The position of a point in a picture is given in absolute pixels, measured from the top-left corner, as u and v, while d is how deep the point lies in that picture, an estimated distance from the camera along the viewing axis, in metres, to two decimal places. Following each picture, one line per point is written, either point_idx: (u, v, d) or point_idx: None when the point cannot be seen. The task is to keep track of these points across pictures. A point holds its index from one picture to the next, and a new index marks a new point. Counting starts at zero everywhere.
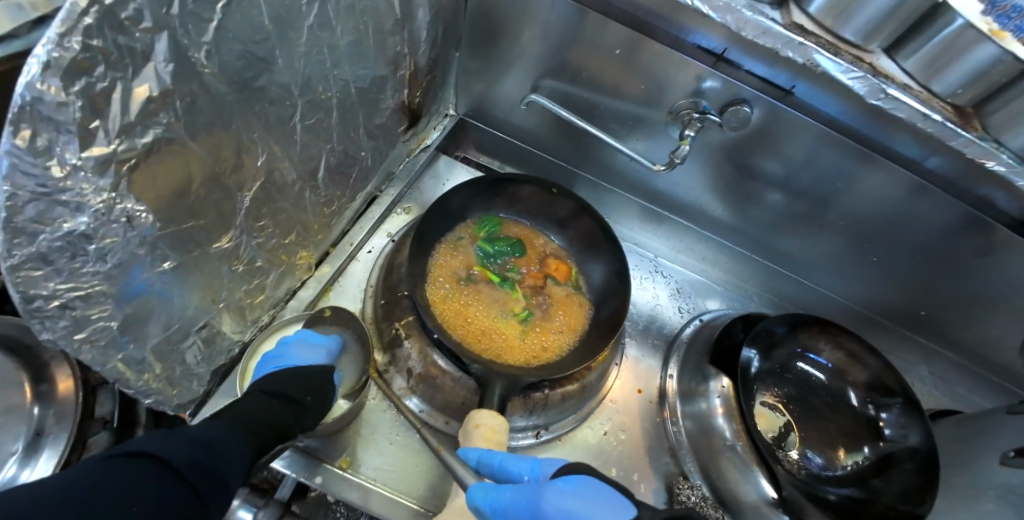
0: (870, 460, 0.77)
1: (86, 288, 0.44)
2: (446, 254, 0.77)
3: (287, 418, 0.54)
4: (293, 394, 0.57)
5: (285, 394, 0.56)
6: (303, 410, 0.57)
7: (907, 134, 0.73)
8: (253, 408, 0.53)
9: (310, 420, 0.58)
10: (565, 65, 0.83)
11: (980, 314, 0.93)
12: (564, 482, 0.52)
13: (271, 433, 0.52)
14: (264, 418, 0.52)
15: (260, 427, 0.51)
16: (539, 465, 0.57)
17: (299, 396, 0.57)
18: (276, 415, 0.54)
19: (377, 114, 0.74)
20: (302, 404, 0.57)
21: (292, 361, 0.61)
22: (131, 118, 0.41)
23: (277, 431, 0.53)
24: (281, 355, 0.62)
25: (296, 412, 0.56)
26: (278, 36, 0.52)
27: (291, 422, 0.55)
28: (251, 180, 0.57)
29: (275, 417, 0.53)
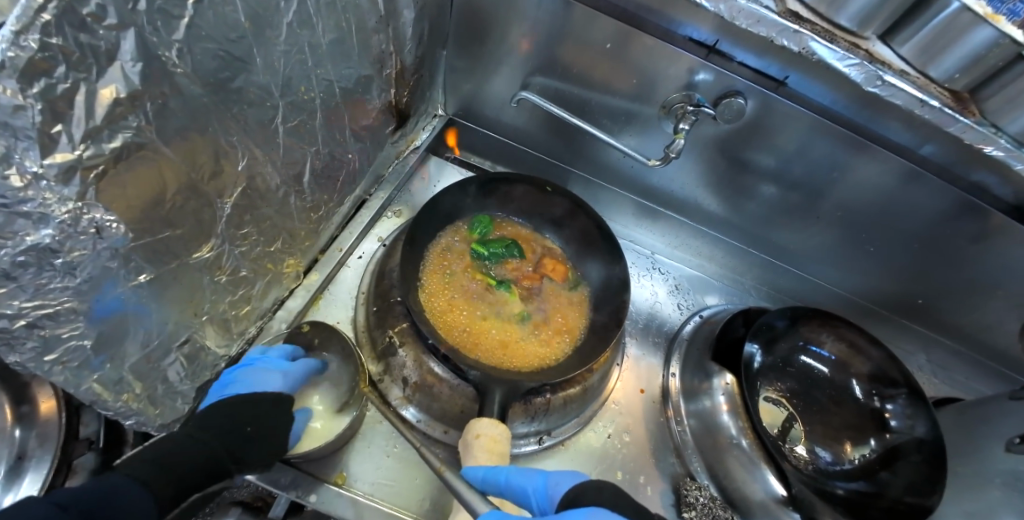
0: (877, 452, 0.76)
1: (54, 305, 0.41)
2: (439, 257, 0.74)
3: (216, 451, 0.50)
4: (232, 426, 0.53)
5: (224, 426, 0.53)
6: (243, 442, 0.52)
7: (902, 120, 0.73)
8: (179, 443, 0.49)
9: (254, 455, 0.52)
10: (556, 61, 0.81)
11: (977, 300, 0.92)
12: (575, 515, 0.49)
13: (192, 475, 0.47)
14: (192, 457, 0.48)
15: (177, 467, 0.46)
16: (547, 485, 0.55)
17: (239, 426, 0.53)
18: (204, 451, 0.49)
19: (363, 115, 0.71)
20: (243, 435, 0.53)
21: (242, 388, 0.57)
22: (96, 122, 0.38)
23: (201, 472, 0.48)
24: (237, 380, 0.59)
25: (232, 445, 0.51)
26: (256, 34, 0.49)
27: (224, 457, 0.50)
28: (232, 187, 0.54)
29: (199, 452, 0.49)
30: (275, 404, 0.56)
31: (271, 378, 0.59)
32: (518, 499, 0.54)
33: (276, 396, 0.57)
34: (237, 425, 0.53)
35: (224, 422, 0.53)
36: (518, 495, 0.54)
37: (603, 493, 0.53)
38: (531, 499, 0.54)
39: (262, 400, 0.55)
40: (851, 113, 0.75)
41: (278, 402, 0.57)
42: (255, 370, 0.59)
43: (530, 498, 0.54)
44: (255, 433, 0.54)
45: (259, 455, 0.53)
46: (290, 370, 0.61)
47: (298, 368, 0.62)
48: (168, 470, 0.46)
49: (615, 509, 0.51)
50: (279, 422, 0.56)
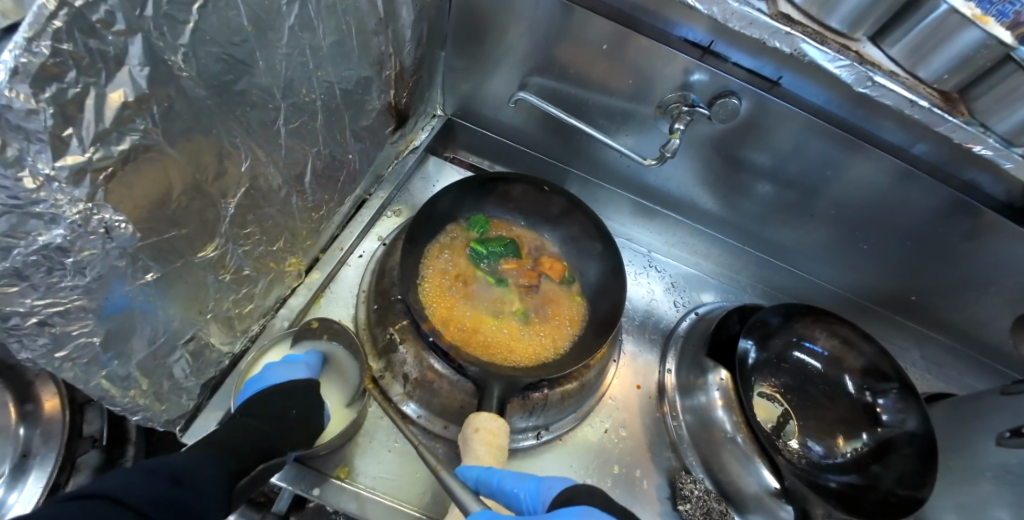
0: (869, 446, 0.78)
1: (65, 303, 0.42)
2: (438, 257, 0.75)
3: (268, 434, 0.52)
4: (276, 412, 0.55)
5: (267, 413, 0.55)
6: (288, 425, 0.55)
7: (892, 119, 0.74)
8: (233, 432, 0.50)
9: (296, 436, 0.55)
10: (553, 62, 0.82)
11: (969, 297, 0.94)
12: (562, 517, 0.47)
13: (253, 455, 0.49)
14: (249, 441, 0.50)
15: (239, 449, 0.48)
16: (538, 489, 0.54)
17: (281, 411, 0.55)
18: (258, 434, 0.51)
19: (363, 116, 0.72)
20: (287, 419, 0.55)
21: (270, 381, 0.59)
22: (105, 125, 0.40)
23: (260, 451, 0.50)
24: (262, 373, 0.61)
25: (278, 427, 0.54)
26: (258, 38, 0.50)
27: (275, 437, 0.53)
28: (235, 187, 0.55)
29: (254, 436, 0.51)
30: (308, 390, 0.59)
31: (296, 369, 0.62)
32: (510, 504, 0.53)
33: (305, 383, 0.60)
34: (279, 411, 0.55)
35: (265, 410, 0.55)
36: (509, 500, 0.53)
37: (584, 491, 0.51)
38: (525, 504, 0.53)
39: (294, 386, 0.58)
40: (843, 113, 0.77)
41: (308, 387, 0.59)
42: (277, 365, 0.62)
43: (524, 504, 0.53)
44: (296, 416, 0.57)
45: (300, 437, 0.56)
46: (308, 362, 0.65)
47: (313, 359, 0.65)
48: (231, 451, 0.47)
49: (604, 508, 0.48)
50: (313, 406, 0.59)
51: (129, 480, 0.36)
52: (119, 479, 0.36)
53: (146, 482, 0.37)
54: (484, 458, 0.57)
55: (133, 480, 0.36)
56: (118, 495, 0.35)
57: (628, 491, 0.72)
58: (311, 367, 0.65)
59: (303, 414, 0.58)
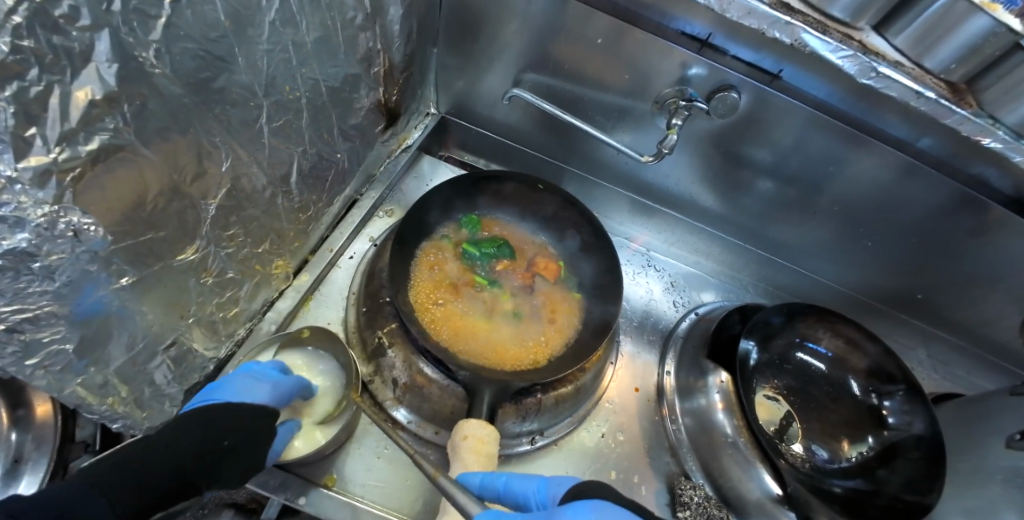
0: (874, 450, 0.75)
1: (33, 309, 0.41)
2: (429, 259, 0.74)
3: (188, 463, 0.48)
4: (208, 437, 0.50)
5: (201, 436, 0.50)
6: (219, 457, 0.50)
7: (897, 112, 0.71)
8: (158, 447, 0.47)
9: (224, 472, 0.50)
10: (548, 57, 0.80)
11: (977, 295, 0.91)
12: (574, 509, 0.47)
13: (164, 487, 0.46)
14: (158, 471, 0.46)
15: (140, 476, 0.45)
16: (547, 487, 0.53)
17: (215, 439, 0.50)
18: (177, 460, 0.47)
19: (352, 114, 0.70)
20: (218, 450, 0.50)
21: (226, 395, 0.55)
22: (71, 125, 0.38)
23: (169, 481, 0.46)
24: (224, 386, 0.57)
25: (205, 457, 0.49)
26: (236, 34, 0.49)
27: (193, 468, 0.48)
28: (216, 187, 0.54)
29: (173, 461, 0.47)
30: (259, 419, 0.53)
31: (260, 387, 0.56)
32: (519, 506, 0.52)
33: (260, 408, 0.53)
34: (215, 436, 0.51)
35: (201, 432, 0.50)
36: (519, 502, 0.52)
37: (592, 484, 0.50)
38: (534, 503, 0.52)
39: (245, 411, 0.52)
40: (847, 107, 0.74)
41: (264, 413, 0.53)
42: (246, 376, 0.57)
43: (533, 503, 0.52)
44: (232, 447, 0.51)
45: (236, 469, 0.51)
46: (280, 382, 0.58)
47: (292, 383, 0.59)
48: (130, 478, 0.44)
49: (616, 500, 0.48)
50: (260, 437, 0.53)
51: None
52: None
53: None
54: (473, 467, 0.55)
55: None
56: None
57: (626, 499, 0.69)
58: (283, 389, 0.58)
59: (244, 444, 0.52)
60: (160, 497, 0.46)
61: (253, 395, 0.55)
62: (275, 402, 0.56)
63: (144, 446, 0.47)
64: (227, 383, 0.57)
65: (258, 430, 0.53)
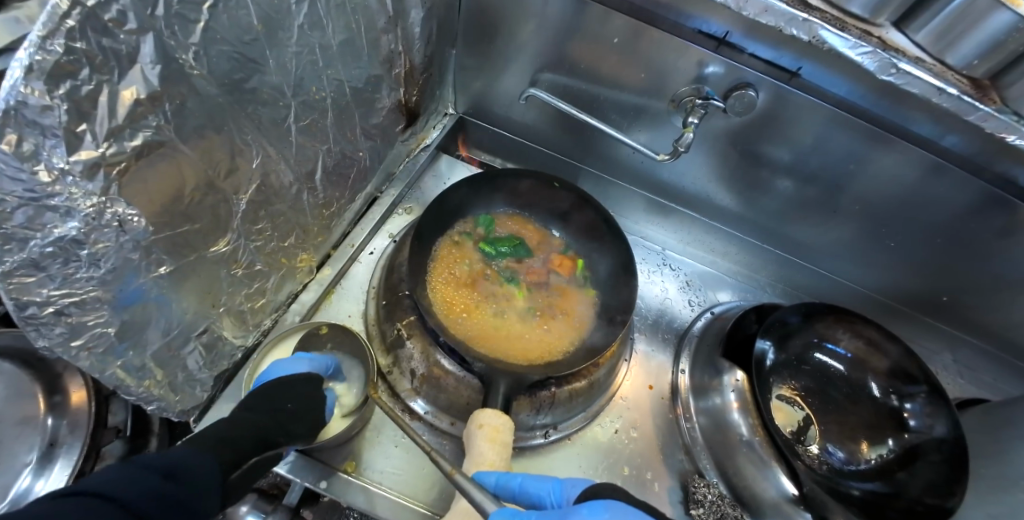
0: (895, 452, 0.74)
1: (80, 293, 0.44)
2: (447, 255, 0.75)
3: (262, 427, 0.51)
4: (273, 404, 0.54)
5: (265, 405, 0.54)
6: (287, 418, 0.54)
7: (928, 115, 0.70)
8: (232, 420, 0.50)
9: (297, 430, 0.54)
10: (564, 58, 0.82)
11: (1005, 298, 0.89)
12: (589, 507, 0.47)
13: (249, 445, 0.49)
14: (242, 428, 0.50)
15: (232, 439, 0.48)
16: (562, 488, 0.54)
17: (279, 404, 0.55)
18: (253, 423, 0.51)
19: (373, 114, 0.72)
20: (284, 412, 0.54)
21: (275, 374, 0.59)
22: (118, 122, 0.41)
23: (253, 440, 0.50)
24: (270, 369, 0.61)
25: (276, 420, 0.53)
26: (267, 37, 0.52)
27: (271, 431, 0.52)
28: (247, 183, 0.56)
29: (252, 426, 0.51)
30: (310, 384, 0.58)
31: (301, 363, 0.61)
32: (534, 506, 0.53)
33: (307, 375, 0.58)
34: (278, 401, 0.55)
35: (264, 402, 0.54)
36: (534, 502, 0.53)
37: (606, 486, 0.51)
38: (548, 503, 0.53)
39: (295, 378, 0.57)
40: (869, 106, 0.73)
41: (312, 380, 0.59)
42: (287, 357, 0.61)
43: (548, 504, 0.53)
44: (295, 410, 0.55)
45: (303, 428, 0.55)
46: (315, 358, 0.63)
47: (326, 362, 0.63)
48: (222, 440, 0.47)
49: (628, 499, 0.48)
50: (316, 402, 0.58)
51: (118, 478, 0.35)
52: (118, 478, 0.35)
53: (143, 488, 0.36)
54: (488, 455, 0.56)
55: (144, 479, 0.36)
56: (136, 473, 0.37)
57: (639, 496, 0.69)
58: (319, 363, 0.63)
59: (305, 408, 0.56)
60: (248, 454, 0.49)
61: (298, 368, 0.60)
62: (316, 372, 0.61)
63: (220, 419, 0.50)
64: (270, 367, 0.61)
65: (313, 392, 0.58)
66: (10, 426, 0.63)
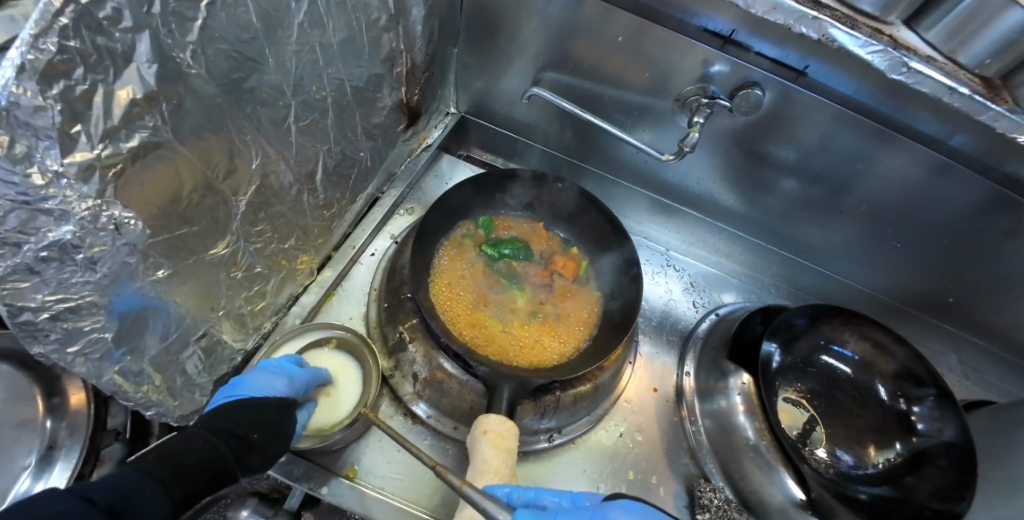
0: (902, 456, 0.73)
1: (76, 299, 0.43)
2: (449, 258, 0.74)
3: (223, 456, 0.48)
4: (236, 430, 0.52)
5: (228, 430, 0.51)
6: (248, 448, 0.51)
7: (936, 115, 0.69)
8: (189, 444, 0.47)
9: (258, 461, 0.51)
10: (568, 56, 0.81)
11: (1013, 300, 0.88)
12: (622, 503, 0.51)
13: (205, 478, 0.46)
14: (201, 456, 0.46)
15: (188, 469, 0.45)
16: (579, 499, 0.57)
17: (243, 431, 0.52)
18: (211, 452, 0.47)
19: (375, 113, 0.71)
20: (247, 441, 0.51)
21: (246, 392, 0.56)
22: (114, 122, 0.40)
23: (211, 473, 0.46)
24: (244, 382, 0.58)
25: (236, 450, 0.50)
26: (266, 35, 0.51)
27: (229, 463, 0.48)
28: (246, 185, 0.55)
29: (211, 454, 0.47)
30: (282, 411, 0.55)
31: (277, 381, 0.58)
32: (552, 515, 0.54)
33: (284, 400, 0.56)
34: (242, 428, 0.52)
35: (228, 426, 0.52)
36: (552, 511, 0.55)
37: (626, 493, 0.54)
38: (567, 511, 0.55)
39: (270, 403, 0.54)
40: (878, 105, 0.72)
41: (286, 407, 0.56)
42: (264, 372, 0.59)
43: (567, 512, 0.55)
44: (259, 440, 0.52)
45: (264, 460, 0.52)
46: (297, 376, 0.60)
47: (307, 379, 0.61)
48: (181, 471, 0.44)
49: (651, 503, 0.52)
50: (281, 430, 0.55)
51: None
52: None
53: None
54: (492, 461, 0.54)
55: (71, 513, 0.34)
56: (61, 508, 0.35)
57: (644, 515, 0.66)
58: (299, 383, 0.60)
59: (270, 436, 0.53)
60: (202, 490, 0.45)
61: (273, 389, 0.56)
62: (293, 394, 0.58)
63: (181, 440, 0.47)
64: (246, 378, 0.58)
65: (281, 419, 0.55)
66: (9, 428, 0.62)
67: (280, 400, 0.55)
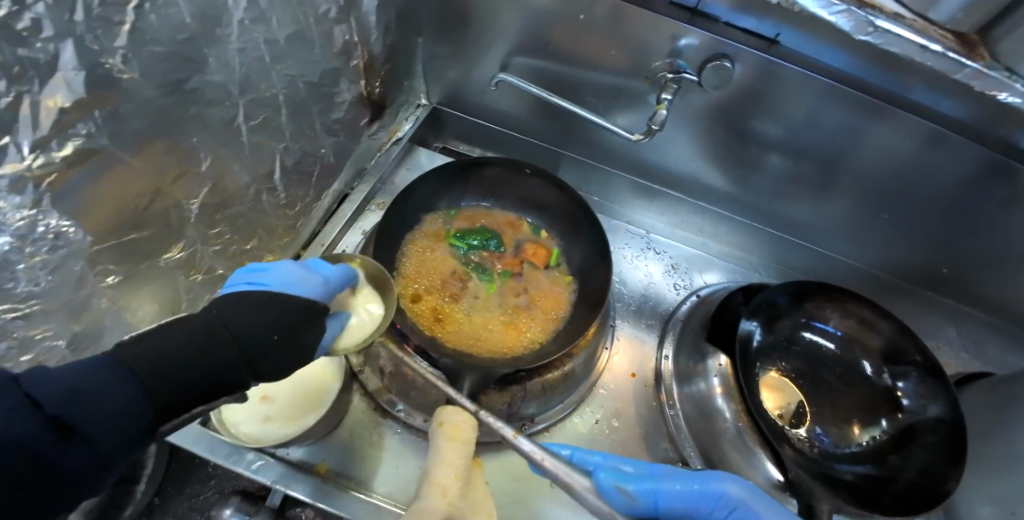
0: (888, 434, 0.71)
1: (23, 308, 0.43)
2: (416, 252, 0.74)
3: (233, 362, 0.43)
4: (253, 331, 0.46)
5: (243, 329, 0.46)
6: (263, 354, 0.46)
7: (921, 79, 0.67)
8: (191, 342, 0.41)
9: (272, 370, 0.47)
10: (532, 39, 0.79)
11: (1012, 269, 0.84)
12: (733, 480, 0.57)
13: (199, 389, 0.41)
14: (201, 361, 0.41)
15: (182, 374, 0.40)
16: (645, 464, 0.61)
17: (262, 334, 0.47)
18: (216, 358, 0.42)
19: (334, 109, 0.70)
20: (265, 346, 0.46)
21: (271, 283, 0.52)
22: (43, 133, 0.40)
23: (208, 383, 0.42)
24: (267, 272, 0.53)
25: (250, 354, 0.45)
26: (204, 35, 0.50)
27: (239, 370, 0.44)
28: (198, 187, 0.55)
29: (216, 360, 0.42)
30: (309, 316, 0.51)
31: (310, 279, 0.53)
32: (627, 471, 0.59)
33: (312, 304, 0.51)
34: (260, 330, 0.47)
35: (244, 325, 0.46)
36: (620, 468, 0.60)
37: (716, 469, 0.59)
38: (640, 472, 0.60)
39: (298, 305, 0.50)
40: (860, 73, 0.70)
41: (313, 311, 0.52)
42: (295, 266, 0.54)
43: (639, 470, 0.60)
44: (280, 345, 0.47)
45: (281, 370, 0.48)
46: (330, 276, 0.56)
47: (337, 281, 0.56)
48: (171, 376, 0.39)
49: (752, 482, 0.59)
50: (306, 335, 0.50)
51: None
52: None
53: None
54: (448, 456, 0.52)
55: (14, 425, 0.31)
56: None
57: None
58: (331, 284, 0.56)
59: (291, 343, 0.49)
60: (196, 400, 0.41)
61: (303, 288, 0.52)
62: (325, 297, 0.54)
63: (195, 337, 0.42)
64: (272, 268, 0.53)
65: (306, 325, 0.51)
66: None
67: (308, 303, 0.51)
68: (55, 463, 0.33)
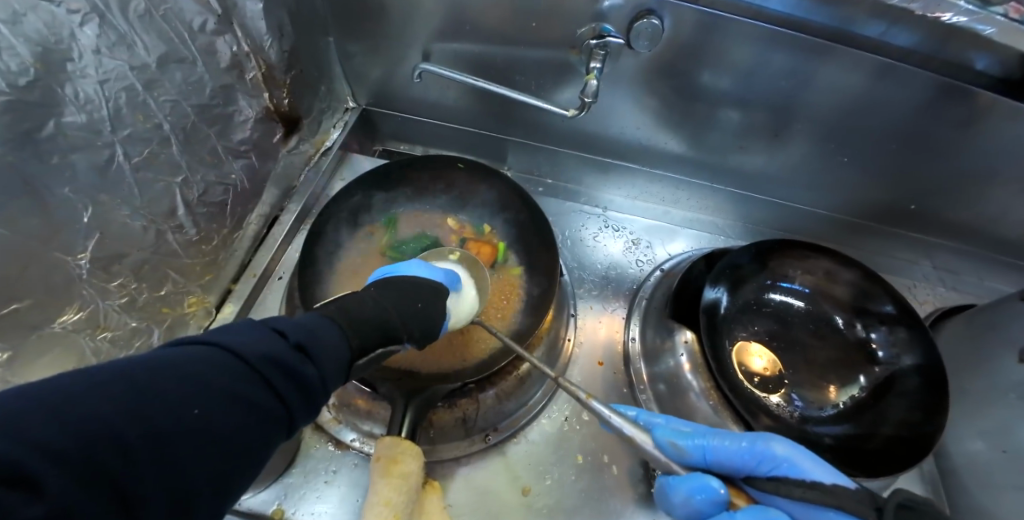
0: (866, 391, 0.68)
1: None
2: (354, 268, 0.70)
3: (392, 314, 0.48)
4: (406, 297, 0.52)
5: (401, 297, 0.52)
6: (413, 317, 0.51)
7: (867, 9, 0.63)
8: (368, 304, 0.47)
9: (419, 333, 0.51)
10: (445, 22, 0.73)
11: (977, 193, 0.81)
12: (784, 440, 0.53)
13: (375, 336, 0.45)
14: (372, 314, 0.46)
15: (362, 322, 0.44)
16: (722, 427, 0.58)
17: (409, 300, 0.52)
18: (382, 310, 0.47)
19: (237, 129, 0.65)
20: (413, 309, 0.51)
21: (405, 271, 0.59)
22: None
23: (379, 332, 0.46)
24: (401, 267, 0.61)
25: (406, 313, 0.50)
26: (50, 73, 0.45)
27: (397, 321, 0.48)
28: (83, 241, 0.50)
29: (383, 314, 0.47)
30: (438, 293, 0.57)
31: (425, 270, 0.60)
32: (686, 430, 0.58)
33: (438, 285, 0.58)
34: (410, 299, 0.52)
35: (403, 294, 0.52)
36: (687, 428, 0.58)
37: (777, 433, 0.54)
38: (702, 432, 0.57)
39: (428, 283, 0.57)
40: (804, 14, 0.65)
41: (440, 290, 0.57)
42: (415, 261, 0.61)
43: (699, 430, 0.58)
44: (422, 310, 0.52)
45: (425, 334, 0.51)
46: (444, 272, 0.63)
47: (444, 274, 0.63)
48: (353, 321, 0.44)
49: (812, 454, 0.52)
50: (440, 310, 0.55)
51: (185, 363, 0.31)
52: (197, 359, 0.32)
53: (229, 370, 0.33)
54: (382, 493, 0.50)
55: (265, 346, 0.35)
56: (237, 350, 0.34)
57: (597, 500, 0.62)
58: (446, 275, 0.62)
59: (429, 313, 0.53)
60: (374, 346, 0.45)
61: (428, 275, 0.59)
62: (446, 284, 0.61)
63: (365, 299, 0.48)
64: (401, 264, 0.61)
65: (437, 300, 0.56)
66: None
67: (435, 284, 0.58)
68: (298, 375, 0.36)
